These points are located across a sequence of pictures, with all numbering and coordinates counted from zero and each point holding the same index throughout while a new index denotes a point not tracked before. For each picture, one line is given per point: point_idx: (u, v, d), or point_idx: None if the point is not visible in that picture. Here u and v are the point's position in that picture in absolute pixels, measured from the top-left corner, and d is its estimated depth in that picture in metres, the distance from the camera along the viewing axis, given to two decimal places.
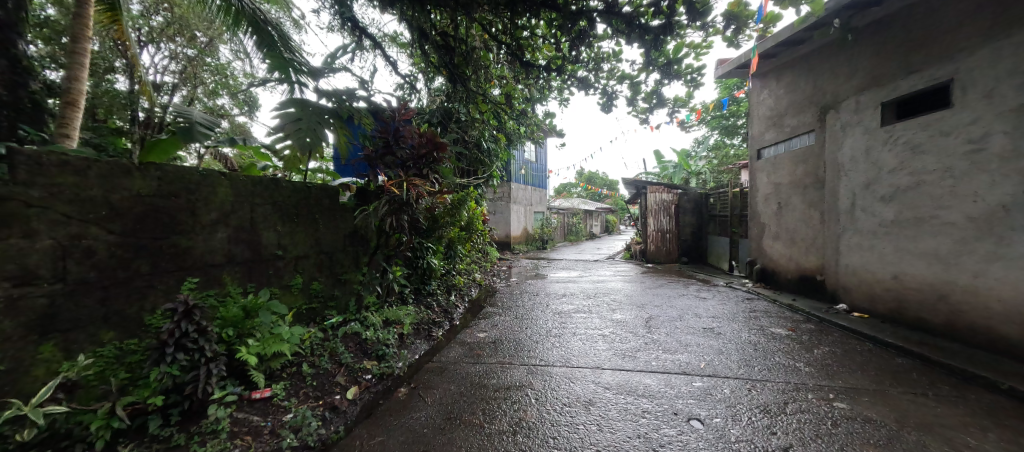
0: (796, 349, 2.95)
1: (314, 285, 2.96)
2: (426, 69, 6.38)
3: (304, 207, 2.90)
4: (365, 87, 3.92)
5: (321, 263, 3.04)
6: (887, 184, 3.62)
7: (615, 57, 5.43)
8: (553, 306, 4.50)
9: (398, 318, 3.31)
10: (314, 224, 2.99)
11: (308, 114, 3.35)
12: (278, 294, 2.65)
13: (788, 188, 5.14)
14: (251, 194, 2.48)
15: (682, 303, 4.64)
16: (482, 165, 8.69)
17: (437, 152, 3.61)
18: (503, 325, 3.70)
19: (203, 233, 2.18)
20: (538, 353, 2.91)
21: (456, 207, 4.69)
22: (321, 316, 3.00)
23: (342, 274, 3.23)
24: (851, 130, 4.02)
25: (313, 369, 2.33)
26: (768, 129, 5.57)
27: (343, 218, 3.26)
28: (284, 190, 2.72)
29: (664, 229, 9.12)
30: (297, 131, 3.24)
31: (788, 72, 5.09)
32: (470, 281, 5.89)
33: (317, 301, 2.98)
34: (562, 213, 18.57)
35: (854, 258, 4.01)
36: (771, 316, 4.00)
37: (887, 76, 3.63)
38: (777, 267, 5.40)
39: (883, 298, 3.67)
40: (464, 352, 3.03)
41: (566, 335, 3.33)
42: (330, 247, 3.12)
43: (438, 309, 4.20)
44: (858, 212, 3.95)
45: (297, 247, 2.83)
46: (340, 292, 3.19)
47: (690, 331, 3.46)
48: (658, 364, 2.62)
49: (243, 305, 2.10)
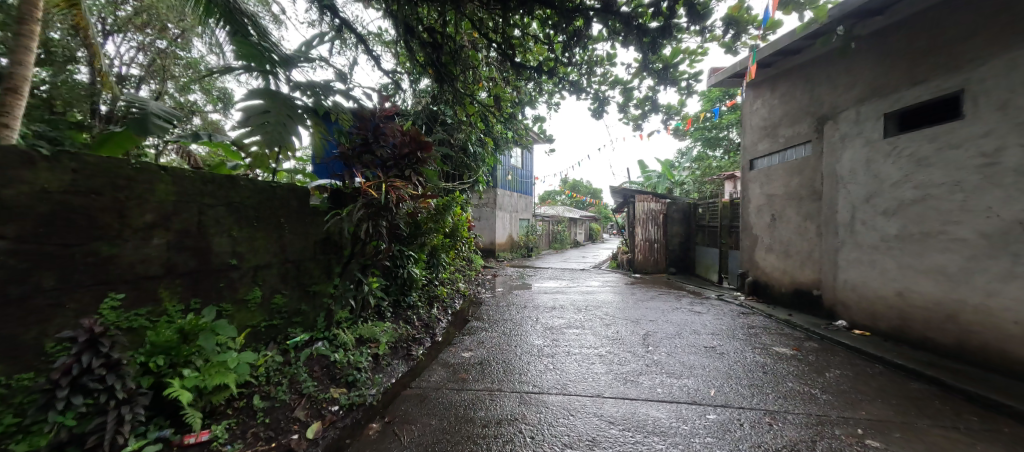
0: (807, 372, 2.75)
1: (275, 298, 2.59)
2: (413, 69, 6.09)
3: (267, 210, 2.54)
4: (345, 80, 3.59)
5: (286, 274, 2.67)
6: (889, 198, 3.51)
7: (609, 60, 5.26)
8: (542, 320, 4.21)
9: (373, 336, 2.96)
10: (279, 229, 2.63)
11: (277, 106, 2.99)
12: (230, 310, 2.27)
13: (782, 200, 5.03)
14: (202, 193, 2.12)
15: (677, 317, 4.43)
16: (468, 169, 8.41)
17: (421, 152, 3.28)
18: (489, 343, 3.38)
19: (135, 239, 1.82)
20: (530, 378, 2.61)
21: (440, 213, 4.41)
22: (283, 335, 2.63)
23: (310, 286, 2.86)
24: (851, 141, 3.92)
25: (268, 403, 1.97)
26: (761, 140, 5.48)
27: (314, 223, 2.90)
28: (244, 189, 2.37)
29: (651, 238, 9.01)
30: (263, 124, 2.86)
31: (783, 82, 5.03)
32: (454, 292, 5.54)
33: (279, 317, 2.61)
34: (547, 221, 18.41)
35: (853, 273, 3.89)
36: (771, 333, 3.82)
37: (890, 86, 3.54)
38: (770, 280, 5.27)
39: (884, 316, 3.55)
40: (446, 375, 2.71)
41: (559, 355, 3.04)
42: (296, 256, 2.75)
43: (419, 323, 3.85)
44: (858, 226, 3.83)
45: (256, 255, 2.46)
46: (308, 307, 2.82)
47: (691, 350, 3.23)
48: (664, 391, 2.37)
49: (180, 327, 1.74)
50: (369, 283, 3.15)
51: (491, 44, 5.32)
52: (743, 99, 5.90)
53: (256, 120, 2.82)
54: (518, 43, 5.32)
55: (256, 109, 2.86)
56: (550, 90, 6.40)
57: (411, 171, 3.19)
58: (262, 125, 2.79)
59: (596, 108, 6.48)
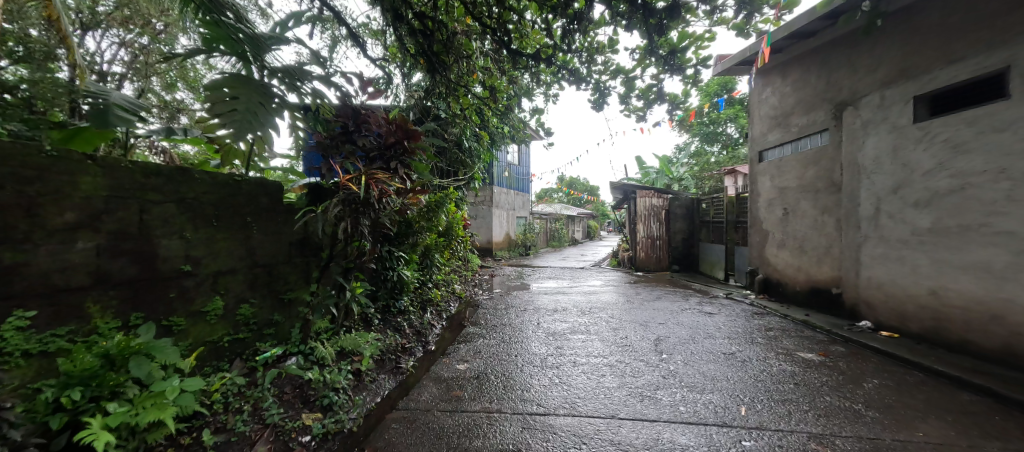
0: (842, 383, 2.47)
1: (242, 309, 2.27)
2: (404, 60, 5.76)
3: (231, 207, 2.22)
4: (324, 65, 3.25)
5: (254, 281, 2.35)
6: (919, 188, 3.24)
7: (611, 46, 4.94)
8: (544, 324, 3.90)
9: (356, 348, 2.63)
10: (246, 229, 2.31)
11: (247, 92, 2.61)
12: (183, 325, 1.95)
13: (795, 193, 4.76)
14: (144, 188, 1.81)
15: (688, 319, 4.14)
16: (463, 165, 8.11)
17: (409, 141, 2.94)
18: (487, 352, 3.07)
19: (52, 243, 1.51)
20: (534, 395, 2.30)
21: (433, 210, 4.15)
22: (252, 349, 2.30)
23: (284, 293, 2.53)
24: (874, 128, 3.65)
25: (222, 437, 1.65)
26: (772, 130, 5.20)
27: (288, 221, 2.57)
28: (200, 184, 2.05)
29: (653, 235, 8.74)
30: (229, 113, 2.49)
31: (795, 68, 4.75)
32: (449, 295, 5.21)
33: (247, 330, 2.29)
34: (544, 219, 18.17)
35: (879, 270, 3.61)
36: (792, 336, 3.54)
37: (921, 66, 3.25)
38: (783, 278, 4.99)
39: (916, 317, 3.27)
40: (439, 393, 2.39)
41: (565, 366, 2.74)
42: (267, 259, 2.43)
43: (411, 330, 3.53)
44: (883, 219, 3.56)
45: (218, 260, 2.14)
46: (281, 317, 2.50)
47: (709, 357, 2.94)
48: (688, 410, 2.07)
49: (106, 351, 1.42)
50: (352, 287, 2.83)
51: (485, 30, 5.00)
52: (751, 87, 5.62)
53: (220, 109, 2.44)
54: (514, 29, 5.00)
55: (220, 95, 2.47)
56: (548, 80, 6.09)
57: (399, 163, 2.86)
58: (228, 115, 2.42)
59: (596, 99, 6.17)
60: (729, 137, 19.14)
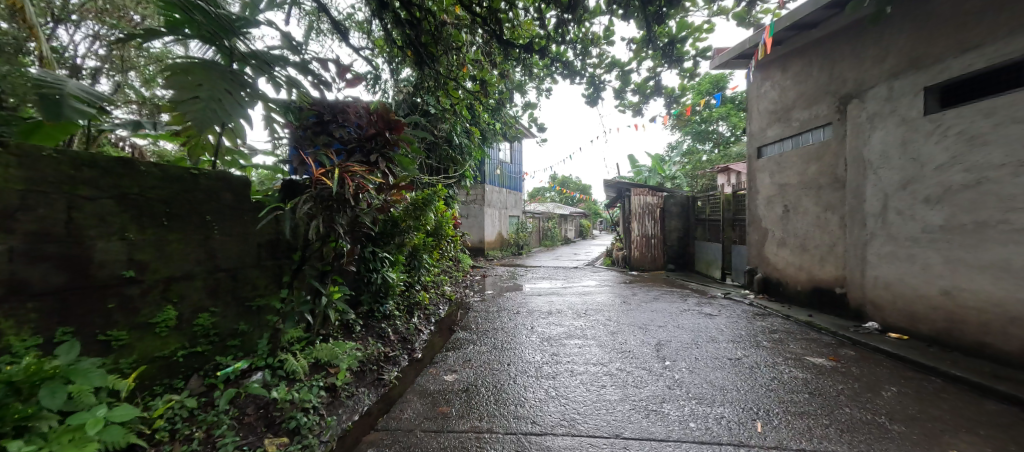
0: (860, 391, 2.30)
1: (201, 319, 2.02)
2: (392, 53, 5.50)
3: (187, 204, 1.97)
4: (299, 49, 2.98)
5: (216, 286, 2.10)
6: (931, 183, 3.10)
7: (607, 37, 4.75)
8: (538, 328, 3.69)
9: (333, 360, 2.39)
10: (206, 229, 2.06)
11: (213, 80, 2.27)
12: (126, 339, 1.71)
13: (796, 189, 4.62)
14: (73, 181, 1.57)
15: (689, 321, 3.96)
16: (454, 163, 7.86)
17: (391, 132, 2.69)
18: (478, 361, 2.84)
19: None
20: (529, 411, 2.08)
21: (419, 208, 3.88)
22: (212, 364, 2.05)
23: (252, 300, 2.27)
24: (881, 121, 3.51)
25: None
26: (771, 125, 5.06)
27: (257, 220, 2.32)
28: (147, 177, 1.80)
29: (648, 234, 8.59)
30: (189, 102, 2.11)
31: (796, 60, 4.61)
32: (438, 297, 4.97)
33: (207, 342, 2.04)
34: (537, 218, 17.98)
35: (887, 269, 3.46)
36: (798, 338, 3.38)
37: (932, 56, 3.12)
38: (784, 278, 4.84)
39: (928, 318, 3.12)
40: (424, 409, 2.16)
41: (563, 376, 2.53)
42: (231, 263, 2.18)
43: (395, 337, 3.29)
44: (891, 216, 3.42)
45: (171, 264, 1.89)
46: (248, 326, 2.24)
47: (715, 363, 2.76)
48: (699, 427, 1.88)
49: (9, 378, 1.18)
50: (329, 292, 2.59)
51: (476, 20, 4.79)
52: (749, 82, 5.48)
53: (178, 96, 2.07)
54: (505, 18, 4.77)
55: (177, 81, 2.10)
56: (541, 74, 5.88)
57: (380, 158, 2.62)
58: (188, 102, 2.05)
59: (590, 93, 5.98)
60: (720, 136, 19.17)
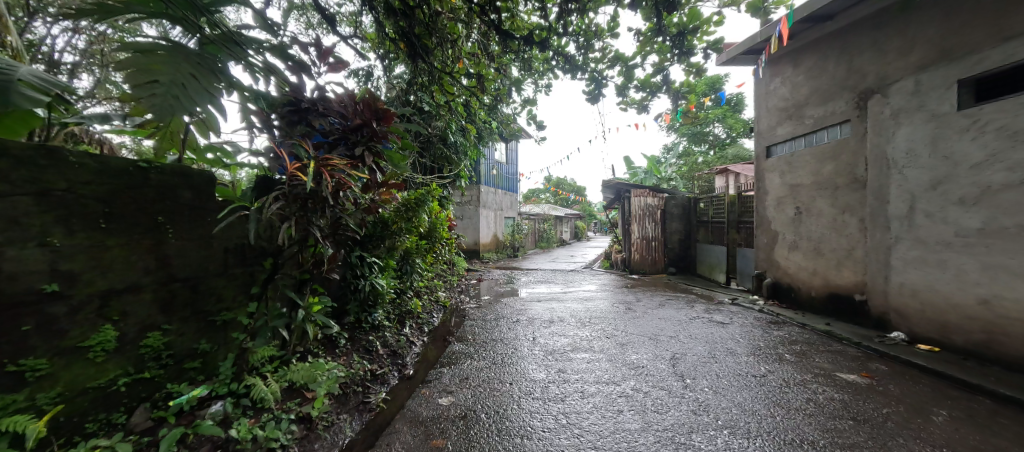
0: (908, 416, 2.05)
1: (151, 338, 1.70)
2: (383, 45, 5.20)
3: (133, 203, 1.66)
4: (279, 30, 2.64)
5: (170, 299, 1.78)
6: (966, 183, 2.88)
7: (611, 30, 4.50)
8: (541, 339, 3.40)
9: (311, 384, 2.08)
10: (159, 232, 1.75)
11: (179, 61, 1.78)
12: (47, 368, 1.41)
13: (809, 190, 4.40)
14: None
15: (702, 331, 3.70)
16: (448, 162, 7.57)
17: (379, 124, 2.39)
18: (477, 380, 2.55)
19: None
20: (540, 445, 1.79)
21: (411, 209, 3.59)
22: (164, 393, 1.73)
23: (216, 315, 1.96)
24: (906, 117, 3.30)
25: None
26: (782, 123, 4.84)
27: (223, 222, 2.01)
28: (81, 170, 1.50)
29: (648, 236, 8.36)
30: (146, 86, 1.64)
31: (808, 55, 4.40)
32: (432, 305, 4.66)
33: (158, 366, 1.72)
34: (532, 220, 17.70)
35: (914, 275, 3.24)
36: (822, 350, 3.14)
37: (967, 46, 2.91)
38: (796, 283, 4.61)
39: (962, 329, 2.90)
40: (416, 442, 1.86)
41: (574, 399, 2.24)
42: (190, 271, 1.87)
43: (385, 350, 2.98)
44: (918, 218, 3.20)
45: (112, 274, 1.58)
46: (211, 345, 1.93)
47: (740, 381, 2.50)
48: None
49: None
50: (308, 303, 2.29)
51: (474, 9, 4.52)
52: (757, 78, 5.26)
53: (130, 79, 1.60)
54: (504, 7, 4.49)
55: (133, 61, 1.64)
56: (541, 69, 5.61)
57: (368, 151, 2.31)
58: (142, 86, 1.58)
59: (591, 90, 5.74)
60: (715, 137, 19.13)
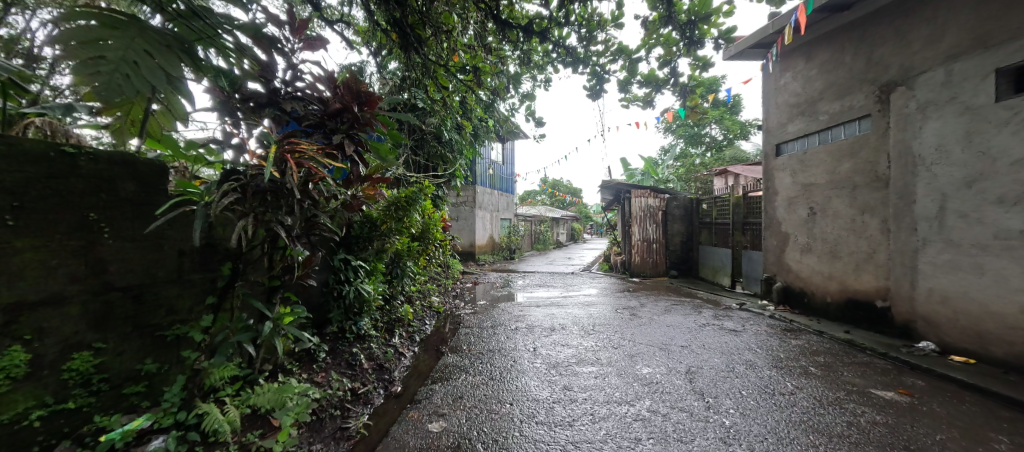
0: (967, 444, 1.80)
1: (76, 361, 1.39)
2: (375, 36, 4.91)
3: (56, 196, 1.36)
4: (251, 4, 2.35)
5: (104, 313, 1.48)
6: (1005, 181, 2.66)
7: (616, 20, 4.25)
8: (543, 350, 3.12)
9: (279, 410, 1.77)
10: (90, 232, 1.45)
11: (129, 28, 1.34)
12: None
13: (824, 189, 4.17)
14: None
15: (716, 340, 3.44)
16: (443, 161, 7.28)
17: (361, 108, 2.10)
18: (473, 400, 2.25)
19: None
20: None
21: (402, 208, 3.38)
22: (95, 427, 1.42)
23: (165, 330, 1.66)
24: (935, 110, 3.08)
25: None
26: (793, 119, 4.62)
27: (177, 220, 1.71)
28: None
29: (650, 238, 8.11)
30: (87, 61, 1.22)
31: (822, 47, 4.18)
32: (424, 311, 4.36)
33: (86, 395, 1.42)
34: (529, 221, 17.42)
35: (944, 281, 3.01)
36: (849, 363, 2.88)
37: (1006, 33, 2.69)
38: (810, 287, 4.37)
39: (1002, 340, 2.66)
40: None
41: (583, 424, 1.96)
42: (133, 278, 1.57)
43: (370, 364, 2.68)
44: (950, 219, 2.97)
45: (22, 283, 1.29)
46: (158, 367, 1.63)
47: (766, 399, 2.23)
48: None
49: None
50: (280, 314, 1.95)
51: None
52: (766, 73, 5.04)
53: (68, 51, 1.18)
54: None
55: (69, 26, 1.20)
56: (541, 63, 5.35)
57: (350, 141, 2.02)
58: (83, 65, 1.18)
59: (592, 86, 5.50)
60: (712, 139, 19.06)
